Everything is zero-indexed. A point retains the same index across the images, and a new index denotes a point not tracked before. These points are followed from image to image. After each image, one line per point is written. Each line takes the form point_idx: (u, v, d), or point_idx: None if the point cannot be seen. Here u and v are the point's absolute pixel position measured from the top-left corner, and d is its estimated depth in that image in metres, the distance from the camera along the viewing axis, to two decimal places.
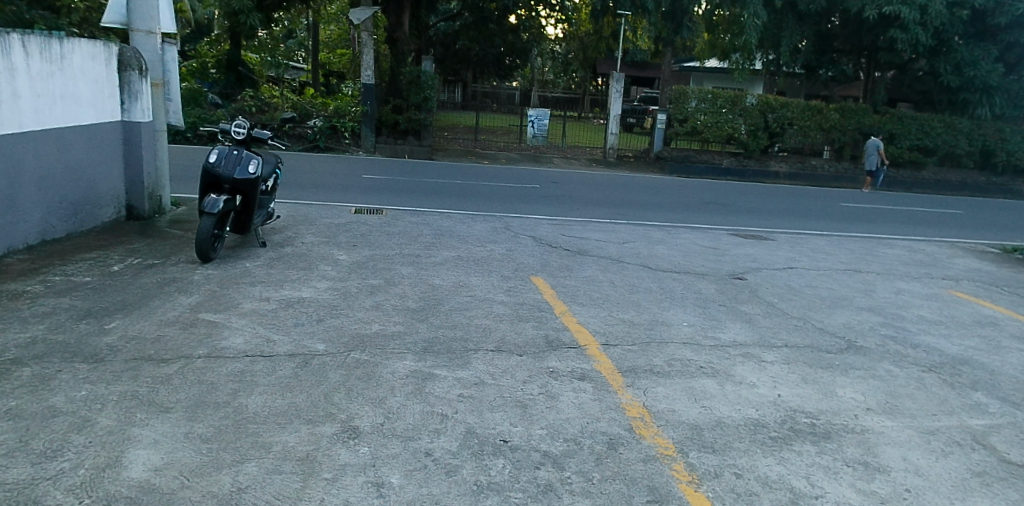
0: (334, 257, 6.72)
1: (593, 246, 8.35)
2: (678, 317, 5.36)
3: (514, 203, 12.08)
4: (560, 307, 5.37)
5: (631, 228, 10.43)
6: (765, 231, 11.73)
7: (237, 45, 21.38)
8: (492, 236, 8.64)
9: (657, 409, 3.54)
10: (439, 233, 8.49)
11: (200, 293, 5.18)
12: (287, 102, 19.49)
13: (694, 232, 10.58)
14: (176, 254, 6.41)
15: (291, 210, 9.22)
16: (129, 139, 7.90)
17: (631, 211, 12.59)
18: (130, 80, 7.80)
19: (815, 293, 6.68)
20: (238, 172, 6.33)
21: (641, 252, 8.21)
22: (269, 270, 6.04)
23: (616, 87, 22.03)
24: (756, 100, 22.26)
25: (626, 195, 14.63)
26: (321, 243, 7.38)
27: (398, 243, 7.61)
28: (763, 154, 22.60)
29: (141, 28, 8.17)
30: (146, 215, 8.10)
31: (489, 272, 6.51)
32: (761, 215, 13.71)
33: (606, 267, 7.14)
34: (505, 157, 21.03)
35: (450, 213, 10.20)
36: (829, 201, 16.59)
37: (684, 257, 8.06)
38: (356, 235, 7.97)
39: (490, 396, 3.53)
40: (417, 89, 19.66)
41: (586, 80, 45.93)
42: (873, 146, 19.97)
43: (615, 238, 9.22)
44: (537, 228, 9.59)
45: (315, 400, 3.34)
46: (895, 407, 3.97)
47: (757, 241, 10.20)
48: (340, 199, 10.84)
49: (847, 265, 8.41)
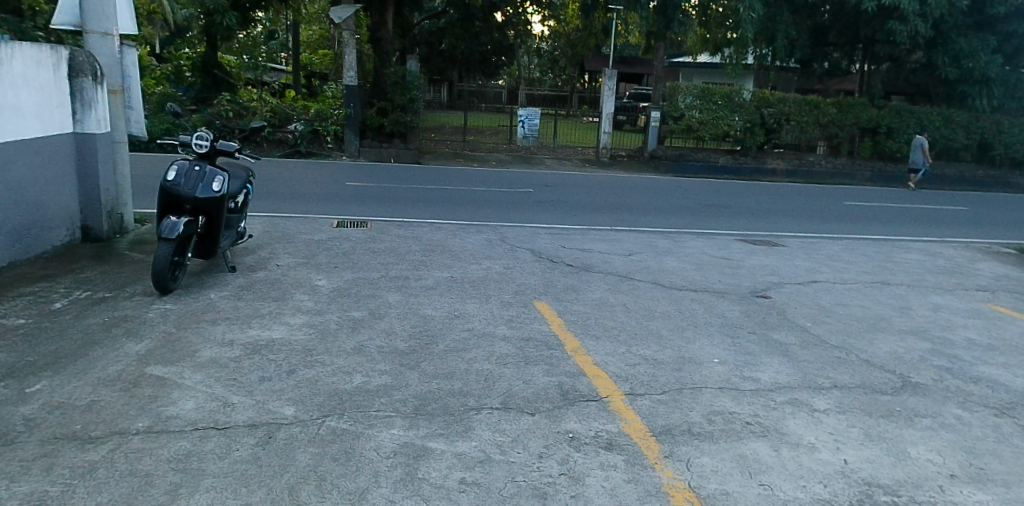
0: (312, 283, 5.98)
1: (597, 261, 7.67)
2: (705, 352, 4.68)
3: (507, 211, 11.38)
4: (572, 344, 4.65)
5: (634, 236, 9.78)
6: (774, 235, 11.12)
7: (214, 47, 20.52)
8: (488, 251, 7.94)
9: (707, 492, 2.84)
10: (429, 249, 7.78)
11: (152, 337, 4.42)
12: (266, 106, 18.45)
13: (700, 239, 9.94)
14: (130, 285, 5.63)
15: (267, 226, 8.44)
16: (83, 154, 7.09)
17: (632, 216, 11.93)
18: (83, 86, 6.97)
19: (848, 314, 6.04)
20: (200, 191, 5.57)
21: (651, 266, 7.54)
22: (235, 303, 5.29)
23: (609, 84, 21.41)
24: (752, 95, 21.62)
25: (624, 198, 13.96)
26: (297, 265, 6.63)
27: (384, 263, 6.88)
28: (760, 150, 22.08)
29: (97, 29, 7.36)
30: (104, 236, 7.32)
31: (488, 296, 5.82)
32: (766, 217, 13.09)
33: (617, 286, 6.46)
34: (495, 158, 20.33)
35: (442, 225, 9.49)
36: (833, 200, 16.02)
37: (697, 271, 7.40)
38: (337, 253, 7.22)
39: (500, 482, 2.81)
40: (402, 90, 18.92)
41: (573, 78, 45.48)
42: (920, 144, 19.77)
43: (620, 249, 8.56)
44: (534, 239, 8.91)
45: (276, 499, 2.60)
46: (984, 473, 3.29)
47: (770, 248, 9.57)
48: (321, 210, 10.13)
49: (873, 276, 7.80)
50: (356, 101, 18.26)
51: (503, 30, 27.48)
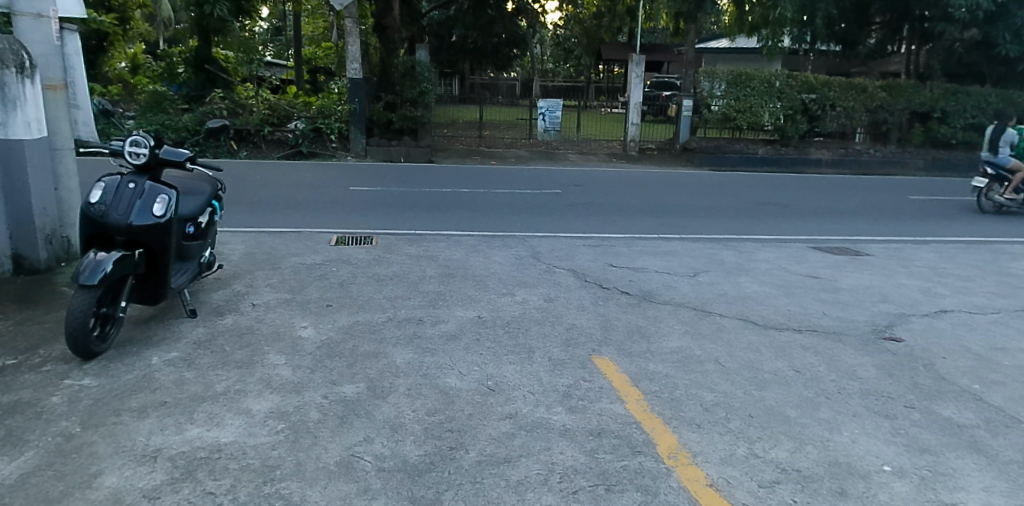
0: (294, 333, 4.48)
1: (657, 285, 6.14)
2: (866, 460, 3.09)
3: (535, 217, 9.89)
4: (667, 443, 3.13)
5: (690, 248, 8.24)
6: (849, 241, 9.51)
7: (208, 40, 18.86)
8: (520, 273, 6.45)
9: None
10: (448, 273, 6.28)
11: (36, 448, 2.94)
12: (263, 103, 16.94)
13: (768, 250, 8.38)
14: (49, 345, 4.18)
15: (252, 247, 6.99)
16: (10, 165, 5.68)
17: (677, 220, 10.36)
18: (4, 80, 5.50)
19: (1018, 368, 4.45)
20: (135, 215, 4.08)
21: (727, 292, 5.97)
22: (181, 374, 3.78)
23: (637, 72, 19.89)
24: (791, 80, 19.78)
25: (665, 198, 12.35)
26: (280, 304, 5.14)
27: (392, 297, 5.40)
28: (802, 140, 20.15)
29: (27, 11, 5.94)
30: (42, 266, 5.90)
31: (530, 350, 4.29)
32: (830, 217, 11.42)
33: (697, 328, 4.90)
34: (515, 155, 18.72)
35: (462, 238, 8.00)
36: (896, 194, 14.28)
37: (787, 299, 5.86)
38: (332, 284, 5.75)
39: None
40: (411, 82, 17.37)
41: (591, 68, 43.82)
42: None
43: (681, 267, 7.01)
44: (573, 255, 7.41)
45: None
46: None
47: (855, 261, 7.99)
48: (318, 222, 8.69)
49: (1008, 300, 6.19)
50: (361, 95, 16.77)
51: (517, 18, 25.90)
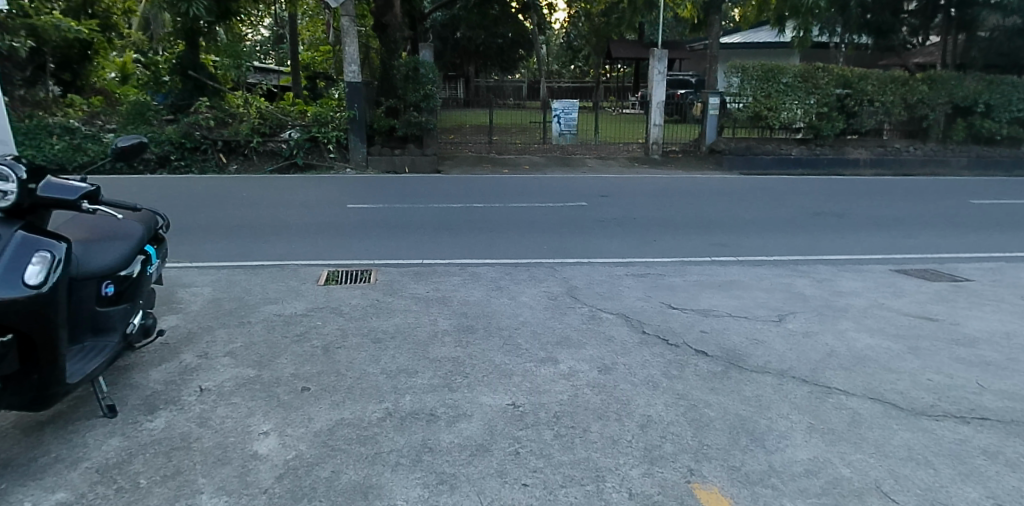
0: (250, 449, 3.05)
1: (740, 339, 4.68)
2: None
3: (560, 237, 8.48)
4: None
5: (755, 276, 6.78)
6: (935, 261, 7.98)
7: (195, 45, 17.56)
8: (558, 322, 5.03)
9: None
10: (466, 326, 4.88)
11: None
12: (254, 111, 15.63)
13: (850, 277, 6.89)
14: None
15: (221, 291, 5.60)
16: None
17: (726, 237, 8.90)
18: None
19: None
20: None
21: (836, 351, 4.51)
22: None
23: (660, 69, 18.24)
24: (827, 73, 18.11)
25: (705, 210, 10.89)
26: (239, 388, 3.72)
27: (391, 371, 3.97)
28: (837, 139, 18.57)
29: None
30: None
31: (599, 478, 2.83)
32: (897, 229, 9.90)
33: (824, 421, 3.45)
34: (528, 161, 17.22)
35: (479, 270, 6.59)
36: (955, 198, 12.72)
37: (918, 360, 4.38)
38: (314, 350, 4.32)
39: None
40: (414, 84, 15.94)
41: (599, 65, 42.27)
42: None
43: (759, 307, 5.54)
44: (620, 292, 5.98)
45: None
46: None
47: (958, 290, 6.48)
48: (308, 251, 7.31)
49: None
50: (360, 100, 15.34)
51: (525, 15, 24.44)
